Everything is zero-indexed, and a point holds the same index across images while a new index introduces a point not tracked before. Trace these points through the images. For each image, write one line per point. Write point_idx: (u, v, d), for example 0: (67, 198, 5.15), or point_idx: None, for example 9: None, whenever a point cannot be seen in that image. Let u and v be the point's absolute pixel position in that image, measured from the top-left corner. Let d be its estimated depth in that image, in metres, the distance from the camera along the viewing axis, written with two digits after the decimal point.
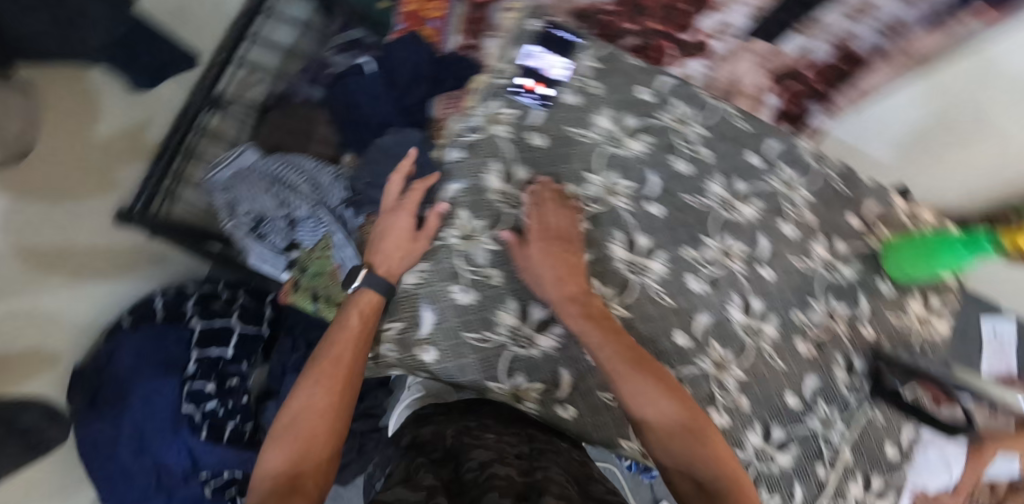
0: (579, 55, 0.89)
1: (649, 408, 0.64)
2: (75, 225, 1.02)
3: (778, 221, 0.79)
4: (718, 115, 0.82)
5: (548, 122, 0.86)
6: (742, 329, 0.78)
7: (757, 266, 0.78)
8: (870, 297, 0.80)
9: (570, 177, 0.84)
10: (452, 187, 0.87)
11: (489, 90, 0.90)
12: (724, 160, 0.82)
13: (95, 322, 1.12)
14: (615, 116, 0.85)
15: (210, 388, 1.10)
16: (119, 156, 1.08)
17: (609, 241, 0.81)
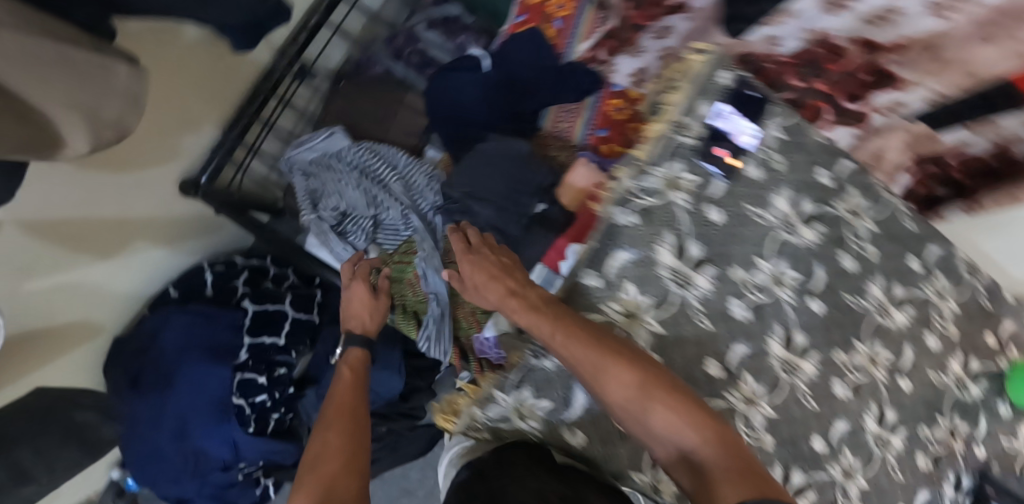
0: (767, 122, 0.67)
1: (625, 402, 0.55)
2: (141, 193, 0.90)
3: (924, 333, 0.71)
4: (892, 212, 0.70)
5: (729, 196, 0.65)
6: (873, 441, 0.68)
7: (898, 377, 0.70)
8: (990, 419, 0.74)
9: (739, 260, 0.65)
10: (618, 255, 0.62)
11: (666, 146, 0.66)
12: (888, 261, 0.70)
13: (139, 293, 1.01)
14: (795, 198, 0.67)
15: (261, 380, 1.00)
16: (193, 121, 0.91)
17: (769, 336, 0.65)
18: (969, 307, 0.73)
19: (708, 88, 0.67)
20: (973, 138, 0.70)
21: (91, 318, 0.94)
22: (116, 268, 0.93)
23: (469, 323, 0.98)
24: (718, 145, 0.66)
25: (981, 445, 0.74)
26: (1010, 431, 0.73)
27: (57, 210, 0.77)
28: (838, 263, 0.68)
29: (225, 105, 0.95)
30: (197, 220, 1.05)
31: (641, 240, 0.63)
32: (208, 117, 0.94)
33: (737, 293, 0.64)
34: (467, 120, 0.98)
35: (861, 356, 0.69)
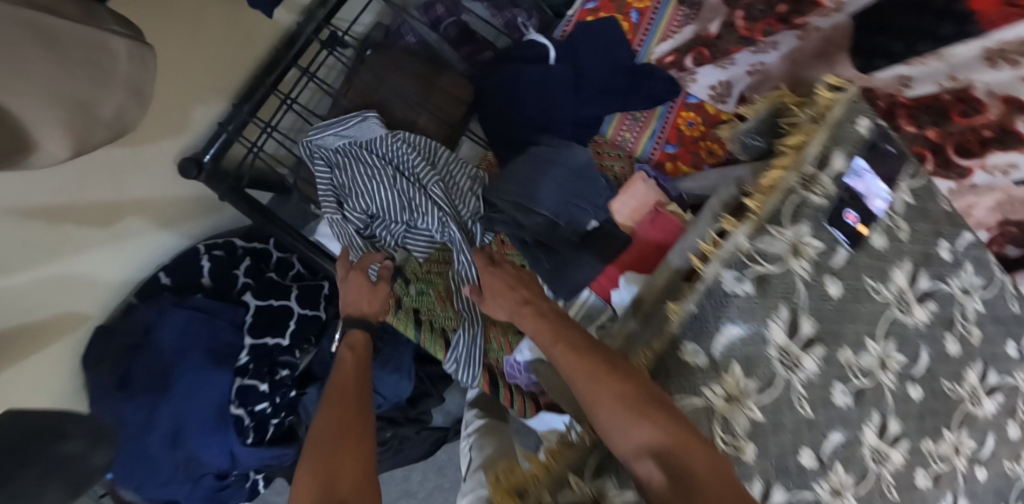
0: (898, 184, 0.59)
1: (595, 396, 0.51)
2: (137, 172, 0.76)
3: (1006, 421, 0.67)
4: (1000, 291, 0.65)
5: (852, 266, 0.56)
6: None
7: (976, 467, 0.66)
8: None
9: (851, 339, 0.57)
10: (726, 331, 0.54)
11: (792, 204, 0.55)
12: (987, 344, 0.65)
13: (127, 280, 0.88)
14: (914, 272, 0.60)
15: (262, 386, 0.89)
16: (200, 90, 0.78)
17: (867, 425, 0.59)
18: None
19: (844, 136, 0.57)
20: None
21: (72, 310, 0.80)
22: (102, 254, 0.79)
23: (499, 345, 0.90)
24: (849, 208, 0.56)
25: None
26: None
27: (38, 194, 0.65)
28: (945, 347, 0.62)
29: (235, 75, 0.82)
30: (197, 200, 0.91)
31: (743, 309, 0.53)
32: (217, 88, 0.80)
33: (842, 378, 0.58)
34: (523, 120, 0.86)
35: (948, 445, 0.64)
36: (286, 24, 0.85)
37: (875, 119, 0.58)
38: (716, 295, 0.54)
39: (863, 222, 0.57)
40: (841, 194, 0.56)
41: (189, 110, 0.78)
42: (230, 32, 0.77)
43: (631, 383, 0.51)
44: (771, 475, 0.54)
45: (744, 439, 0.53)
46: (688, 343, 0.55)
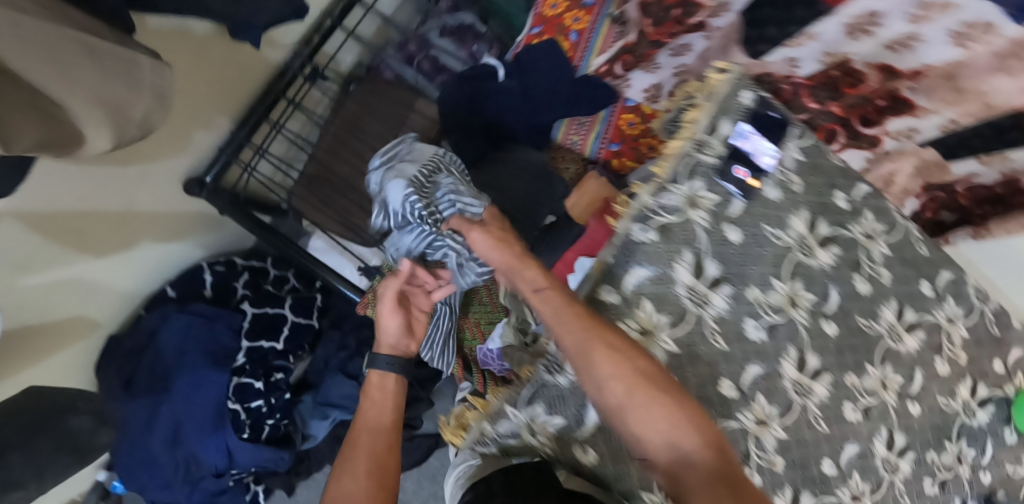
0: (786, 143, 0.68)
1: (597, 374, 0.52)
2: (145, 186, 0.88)
3: (935, 358, 0.71)
4: (906, 234, 0.71)
5: (748, 217, 0.65)
6: (883, 465, 0.68)
7: (909, 402, 0.70)
8: (996, 446, 0.75)
9: (757, 280, 0.64)
10: (638, 274, 0.61)
11: (687, 164, 0.65)
12: (901, 285, 0.71)
13: (137, 291, 1.00)
14: (812, 219, 0.67)
15: (259, 385, 0.98)
16: (200, 117, 0.92)
17: (784, 358, 0.64)
18: (978, 330, 0.73)
19: (729, 107, 0.67)
20: (985, 169, 0.74)
21: (86, 315, 0.91)
22: (116, 262, 0.91)
23: (472, 334, 0.97)
24: (738, 165, 0.66)
25: (987, 473, 0.74)
26: (1015, 456, 0.75)
27: (60, 200, 0.76)
28: (854, 286, 0.68)
29: (233, 103, 0.96)
30: (198, 217, 1.05)
31: (648, 253, 0.62)
32: (217, 116, 0.95)
33: (752, 314, 0.64)
34: (482, 130, 0.96)
35: (873, 379, 0.68)
36: (275, 60, 1.00)
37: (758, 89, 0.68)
38: (631, 245, 0.62)
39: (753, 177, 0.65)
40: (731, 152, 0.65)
41: (195, 135, 0.93)
42: (232, 65, 0.92)
43: (656, 378, 0.51)
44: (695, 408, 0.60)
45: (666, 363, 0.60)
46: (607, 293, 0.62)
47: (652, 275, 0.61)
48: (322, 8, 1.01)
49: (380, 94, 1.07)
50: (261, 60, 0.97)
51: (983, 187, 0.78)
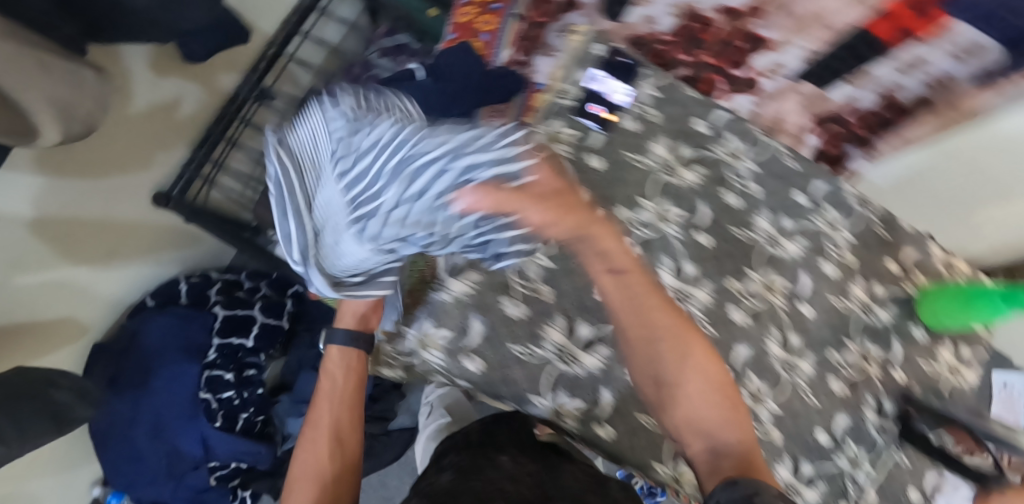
0: (641, 84, 1.03)
1: (677, 364, 0.64)
2: (120, 199, 1.01)
3: (820, 259, 0.96)
4: (769, 152, 1.00)
5: (605, 146, 0.99)
6: (779, 364, 0.91)
7: (798, 303, 0.94)
8: (904, 341, 0.95)
9: (623, 199, 0.96)
10: None
11: (551, 111, 1.02)
12: (774, 197, 0.99)
13: (120, 301, 1.12)
14: (671, 145, 1.00)
15: (229, 377, 1.09)
16: (158, 135, 1.03)
17: (659, 267, 0.93)
18: (864, 236, 0.97)
19: (585, 59, 1.05)
20: (858, 91, 0.93)
21: (72, 318, 1.00)
22: (99, 272, 1.03)
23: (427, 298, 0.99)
24: (592, 104, 1.01)
25: (900, 372, 0.94)
26: (929, 353, 0.95)
27: (47, 206, 0.87)
28: (722, 199, 0.98)
29: (194, 129, 1.11)
30: (171, 233, 1.18)
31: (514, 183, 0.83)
32: (177, 134, 1.08)
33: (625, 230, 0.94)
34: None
35: (755, 283, 0.94)
36: (229, 88, 1.15)
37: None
38: None
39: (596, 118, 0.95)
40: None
41: (155, 155, 1.05)
42: (195, 97, 1.08)
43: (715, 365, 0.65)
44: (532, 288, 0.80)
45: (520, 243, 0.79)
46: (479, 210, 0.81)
47: None
48: (268, 38, 1.17)
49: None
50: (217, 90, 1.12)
51: (872, 112, 0.96)
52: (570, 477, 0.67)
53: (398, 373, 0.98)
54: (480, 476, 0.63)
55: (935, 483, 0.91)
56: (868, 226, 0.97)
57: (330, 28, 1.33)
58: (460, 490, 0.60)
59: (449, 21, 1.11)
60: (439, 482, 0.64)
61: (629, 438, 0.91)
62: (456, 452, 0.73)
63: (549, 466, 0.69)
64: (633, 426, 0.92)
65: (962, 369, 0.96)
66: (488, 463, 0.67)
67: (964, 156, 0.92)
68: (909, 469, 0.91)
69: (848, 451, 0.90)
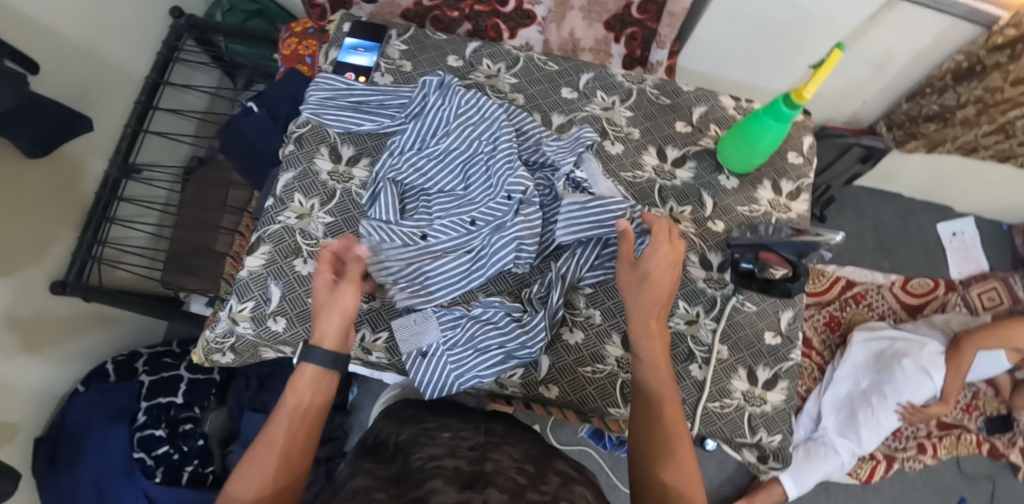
0: (386, 40, 0.76)
1: (650, 370, 0.55)
2: (29, 293, 1.02)
3: (552, 116, 0.73)
4: (522, 59, 0.76)
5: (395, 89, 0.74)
6: (706, 284, 0.69)
7: (607, 144, 0.73)
8: (714, 194, 0.73)
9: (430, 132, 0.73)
10: (284, 178, 0.71)
11: (311, 83, 0.73)
12: (539, 100, 0.74)
13: (50, 393, 1.11)
14: (467, 55, 0.76)
15: (161, 433, 1.11)
16: (59, 226, 1.06)
17: None
18: (638, 106, 0.75)
19: None
20: None
21: (6, 420, 1.00)
22: (27, 369, 1.04)
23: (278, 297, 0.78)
24: (349, 71, 0.75)
25: (716, 220, 0.71)
26: (744, 198, 0.73)
27: None
28: (563, 97, 0.74)
29: (72, 215, 1.09)
30: (81, 318, 1.16)
31: (308, 176, 0.70)
32: (65, 222, 1.08)
33: None
34: (267, 155, 1.07)
35: (651, 171, 0.72)
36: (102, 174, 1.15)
37: (405, 30, 0.77)
38: (306, 146, 0.71)
39: (361, 75, 0.74)
40: (397, 80, 0.74)
41: (46, 246, 1.04)
42: (70, 181, 1.08)
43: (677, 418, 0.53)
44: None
45: (326, 237, 0.68)
46: (268, 197, 0.71)
47: (297, 174, 0.71)
48: (121, 121, 1.18)
49: (205, 176, 1.26)
50: (89, 172, 1.12)
51: None
52: (559, 473, 0.52)
53: (230, 360, 0.70)
54: (489, 458, 0.51)
55: (794, 317, 0.70)
56: (638, 94, 0.76)
57: (191, 99, 1.35)
58: (472, 473, 0.47)
59: (277, 55, 1.16)
60: (447, 443, 0.55)
61: (579, 390, 0.64)
62: (481, 435, 0.59)
63: (543, 470, 0.52)
64: (578, 378, 0.65)
65: (785, 202, 0.74)
66: (492, 444, 0.56)
67: (740, 16, 0.85)
68: (757, 312, 0.70)
69: (718, 325, 0.68)
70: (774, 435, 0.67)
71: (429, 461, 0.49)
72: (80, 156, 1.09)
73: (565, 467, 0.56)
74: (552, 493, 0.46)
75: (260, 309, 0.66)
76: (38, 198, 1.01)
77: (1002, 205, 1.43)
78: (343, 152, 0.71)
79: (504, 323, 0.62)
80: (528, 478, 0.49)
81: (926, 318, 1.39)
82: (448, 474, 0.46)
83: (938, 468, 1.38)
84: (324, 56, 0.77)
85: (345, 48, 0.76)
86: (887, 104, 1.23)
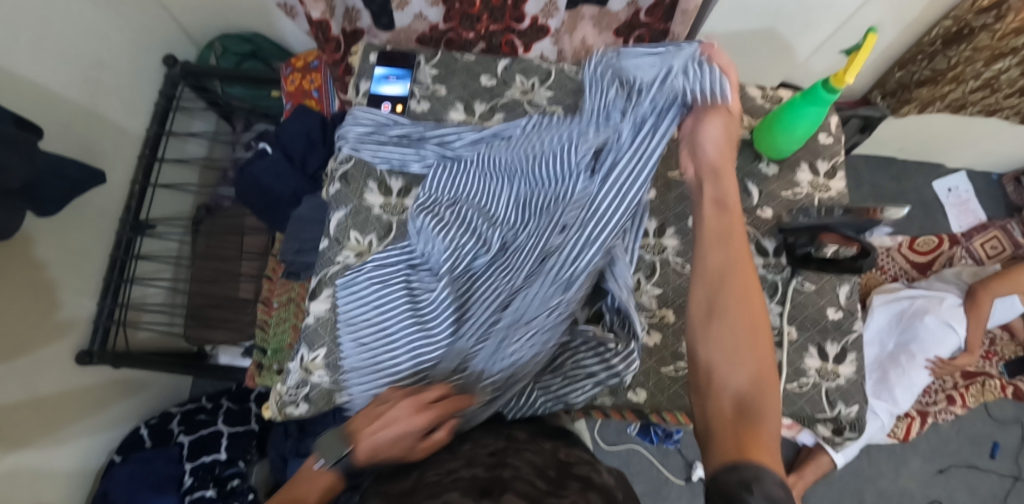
0: (416, 67, 0.77)
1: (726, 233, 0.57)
2: (54, 368, 0.99)
3: None
4: (554, 72, 0.77)
5: (433, 117, 0.74)
6: (764, 271, 0.71)
7: None
8: (758, 182, 0.75)
9: None
10: (336, 217, 0.70)
11: (347, 121, 0.73)
12: (577, 110, 0.75)
13: (87, 468, 1.07)
14: (500, 74, 0.76)
15: (211, 494, 1.05)
16: (77, 298, 1.04)
17: None
18: None
19: None
20: None
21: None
22: (58, 448, 0.99)
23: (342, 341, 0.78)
24: (385, 102, 0.74)
25: (764, 207, 0.74)
26: (787, 182, 0.75)
27: (15, 392, 0.90)
28: None
29: (89, 284, 1.06)
30: (111, 387, 1.13)
31: (360, 212, 0.70)
32: (84, 291, 1.06)
33: None
34: (287, 196, 1.05)
35: None
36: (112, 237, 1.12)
37: (433, 54, 0.77)
38: (353, 183, 0.71)
39: (397, 104, 0.74)
40: (434, 106, 0.75)
41: (66, 318, 1.02)
42: (84, 248, 1.05)
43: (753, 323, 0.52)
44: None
45: None
46: (322, 239, 0.71)
47: (347, 212, 0.70)
48: (127, 179, 1.15)
49: (217, 224, 1.24)
50: (100, 236, 1.09)
51: None
52: (584, 479, 0.47)
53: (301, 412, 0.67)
54: (507, 465, 0.47)
55: (852, 291, 0.72)
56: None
57: (191, 147, 1.33)
58: (489, 480, 0.44)
59: (281, 94, 1.15)
60: (464, 452, 0.50)
61: (664, 391, 0.66)
62: (502, 440, 0.53)
63: (565, 476, 0.48)
64: (660, 377, 0.67)
65: (824, 181, 0.76)
66: (513, 448, 0.51)
67: (749, 7, 0.87)
68: (817, 290, 0.72)
69: (784, 308, 0.70)
70: (852, 407, 0.68)
71: (443, 472, 0.46)
72: (92, 221, 1.06)
73: (590, 472, 0.50)
74: (572, 498, 0.42)
75: (334, 356, 0.66)
76: (57, 267, 0.98)
77: (990, 156, 1.50)
78: (393, 184, 0.71)
79: (593, 350, 0.62)
80: (549, 484, 0.45)
81: (937, 273, 1.44)
82: (463, 485, 0.43)
83: (969, 416, 1.43)
84: (354, 89, 0.77)
85: (376, 78, 0.76)
86: (877, 75, 1.27)
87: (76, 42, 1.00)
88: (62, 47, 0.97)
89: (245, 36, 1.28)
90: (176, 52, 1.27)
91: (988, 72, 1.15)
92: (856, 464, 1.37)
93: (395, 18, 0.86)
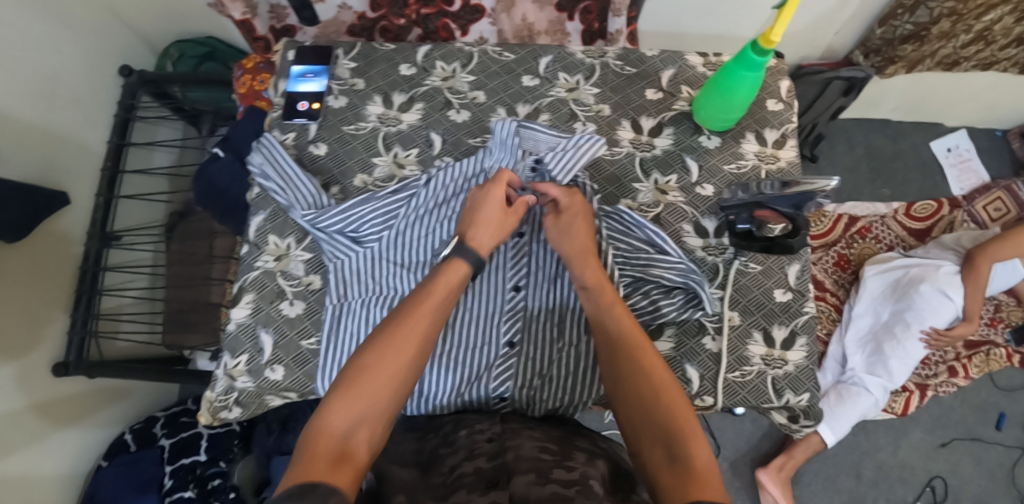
0: (333, 60, 0.74)
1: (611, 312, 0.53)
2: (31, 382, 0.99)
3: (516, 105, 0.71)
4: (476, 55, 0.73)
5: (349, 111, 0.71)
6: (704, 252, 0.67)
7: (574, 123, 0.70)
8: (697, 157, 0.70)
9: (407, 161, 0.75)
10: (255, 221, 0.68)
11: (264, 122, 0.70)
12: (501, 91, 0.72)
13: (76, 472, 1.09)
14: (421, 62, 0.73)
15: (190, 493, 1.08)
16: (50, 310, 1.04)
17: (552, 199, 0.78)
18: (602, 81, 0.72)
19: None
20: None
21: None
22: (47, 455, 1.02)
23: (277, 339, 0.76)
24: (301, 100, 0.72)
25: (704, 184, 0.69)
26: (730, 156, 0.70)
27: None
28: (523, 85, 0.72)
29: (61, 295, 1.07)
30: (93, 395, 1.14)
31: (278, 215, 0.68)
32: (55, 304, 1.06)
33: None
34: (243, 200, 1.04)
35: (627, 144, 0.70)
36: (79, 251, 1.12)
37: (351, 47, 0.75)
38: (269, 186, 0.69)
39: (314, 102, 0.71)
40: (352, 100, 0.72)
41: (42, 332, 1.02)
42: (56, 261, 1.05)
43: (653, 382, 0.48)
44: (313, 331, 0.65)
45: (307, 275, 0.66)
46: (243, 244, 0.69)
47: (266, 216, 0.68)
48: (92, 192, 1.14)
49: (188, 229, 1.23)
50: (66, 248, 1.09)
51: None
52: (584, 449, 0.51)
53: (235, 413, 0.66)
54: (509, 448, 0.48)
55: (802, 270, 0.67)
56: (602, 68, 0.73)
57: (158, 156, 1.32)
58: (493, 471, 0.45)
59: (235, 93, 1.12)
60: (464, 443, 0.53)
61: None
62: (499, 424, 0.56)
63: (567, 448, 0.50)
64: None
65: (772, 151, 0.71)
66: (512, 432, 0.53)
67: None
68: (762, 271, 0.67)
69: (724, 292, 0.65)
70: (802, 395, 0.64)
71: (452, 471, 0.47)
72: (61, 234, 1.07)
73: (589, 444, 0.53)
74: (579, 468, 0.45)
75: (255, 361, 0.64)
76: (33, 282, 1.00)
77: (992, 111, 1.41)
78: None
79: None
80: (554, 455, 0.48)
81: (936, 239, 1.35)
82: (469, 481, 0.45)
83: (972, 386, 1.37)
84: (274, 88, 0.74)
85: (293, 76, 0.73)
86: (859, 32, 1.18)
87: (28, 61, 0.99)
88: (14, 65, 0.96)
89: (200, 40, 1.26)
90: (133, 60, 1.26)
91: (981, 23, 1.06)
92: (852, 439, 1.32)
93: (318, 11, 0.84)
